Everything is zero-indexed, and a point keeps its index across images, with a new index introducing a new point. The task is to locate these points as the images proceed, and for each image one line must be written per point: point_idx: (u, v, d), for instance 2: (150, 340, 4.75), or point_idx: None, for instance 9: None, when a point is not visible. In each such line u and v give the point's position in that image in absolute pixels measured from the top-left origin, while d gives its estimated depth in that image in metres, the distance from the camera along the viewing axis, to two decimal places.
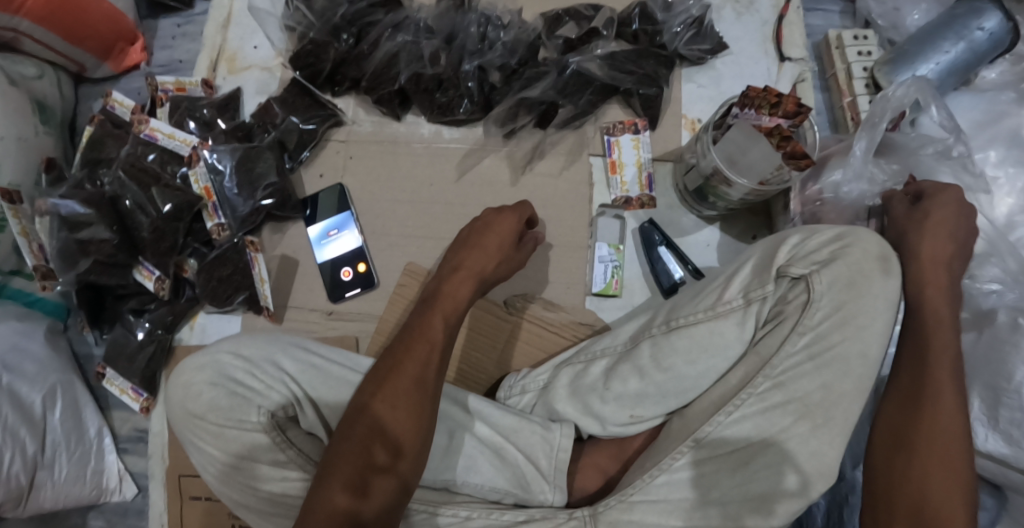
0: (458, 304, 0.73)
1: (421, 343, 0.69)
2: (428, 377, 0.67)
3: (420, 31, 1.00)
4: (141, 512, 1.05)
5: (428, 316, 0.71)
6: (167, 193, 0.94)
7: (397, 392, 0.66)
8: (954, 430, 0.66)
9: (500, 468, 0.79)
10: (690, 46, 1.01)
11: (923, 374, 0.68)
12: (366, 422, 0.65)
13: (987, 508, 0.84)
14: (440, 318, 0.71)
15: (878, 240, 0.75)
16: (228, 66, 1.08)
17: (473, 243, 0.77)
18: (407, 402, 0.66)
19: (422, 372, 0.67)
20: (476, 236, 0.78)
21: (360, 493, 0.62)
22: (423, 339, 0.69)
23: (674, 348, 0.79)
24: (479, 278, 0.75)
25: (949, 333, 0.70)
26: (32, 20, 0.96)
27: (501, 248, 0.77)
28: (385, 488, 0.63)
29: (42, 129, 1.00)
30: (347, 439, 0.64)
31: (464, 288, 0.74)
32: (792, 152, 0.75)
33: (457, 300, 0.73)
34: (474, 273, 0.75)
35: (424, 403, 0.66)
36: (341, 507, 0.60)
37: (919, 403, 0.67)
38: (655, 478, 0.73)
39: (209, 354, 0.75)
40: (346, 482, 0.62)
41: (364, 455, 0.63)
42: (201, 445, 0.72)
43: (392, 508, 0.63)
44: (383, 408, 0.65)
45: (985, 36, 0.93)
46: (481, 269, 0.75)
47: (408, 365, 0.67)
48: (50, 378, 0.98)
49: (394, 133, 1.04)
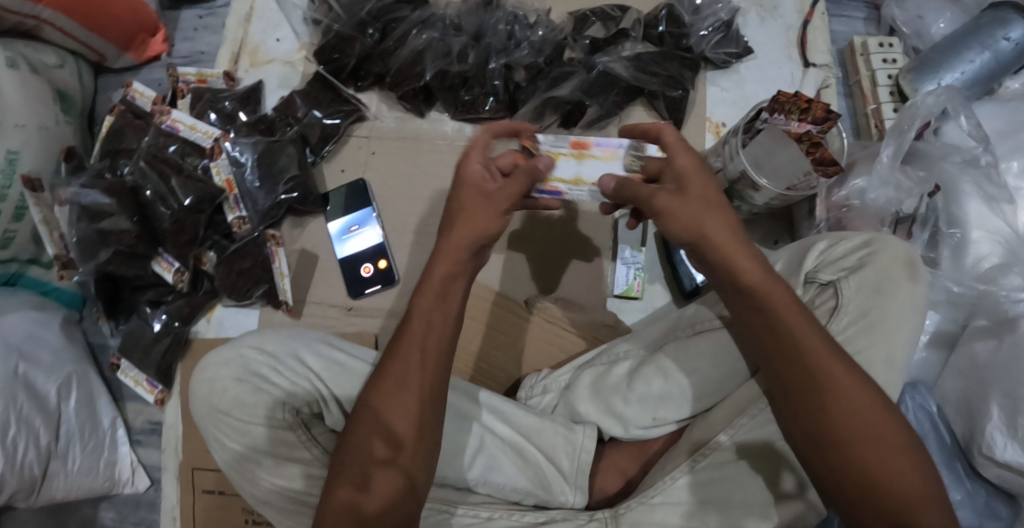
0: (449, 287, 0.65)
1: (414, 335, 0.64)
2: (428, 368, 0.63)
3: (446, 28, 1.00)
4: (153, 504, 1.04)
5: (417, 304, 0.65)
6: (189, 184, 0.93)
7: (394, 385, 0.63)
8: (870, 412, 0.59)
9: (522, 468, 0.78)
10: (717, 49, 1.01)
11: (827, 375, 0.60)
12: (364, 417, 0.64)
13: (1002, 517, 0.83)
14: (423, 311, 0.65)
15: (905, 246, 0.74)
16: (250, 59, 1.08)
17: (457, 212, 0.67)
18: (408, 393, 0.63)
19: (419, 366, 0.63)
20: (458, 203, 0.67)
21: (362, 487, 0.62)
22: (413, 329, 0.64)
23: (699, 351, 0.79)
24: (467, 252, 0.65)
25: (801, 318, 0.62)
26: (55, 9, 0.95)
27: (482, 211, 0.65)
28: (385, 483, 0.61)
29: (63, 118, 0.99)
30: (350, 433, 0.64)
31: (451, 268, 0.65)
32: (821, 159, 0.79)
33: (447, 282, 0.65)
34: (461, 249, 0.65)
35: (424, 393, 0.63)
36: (342, 504, 0.61)
37: (827, 408, 0.60)
38: (677, 479, 0.72)
39: (234, 348, 0.74)
40: (350, 477, 0.62)
41: (363, 451, 0.63)
42: (223, 439, 0.71)
43: (393, 505, 0.61)
44: (377, 404, 0.63)
45: (1011, 46, 0.93)
46: (468, 242, 0.65)
47: (401, 358, 0.64)
48: (65, 368, 0.97)
49: (417, 130, 1.04)
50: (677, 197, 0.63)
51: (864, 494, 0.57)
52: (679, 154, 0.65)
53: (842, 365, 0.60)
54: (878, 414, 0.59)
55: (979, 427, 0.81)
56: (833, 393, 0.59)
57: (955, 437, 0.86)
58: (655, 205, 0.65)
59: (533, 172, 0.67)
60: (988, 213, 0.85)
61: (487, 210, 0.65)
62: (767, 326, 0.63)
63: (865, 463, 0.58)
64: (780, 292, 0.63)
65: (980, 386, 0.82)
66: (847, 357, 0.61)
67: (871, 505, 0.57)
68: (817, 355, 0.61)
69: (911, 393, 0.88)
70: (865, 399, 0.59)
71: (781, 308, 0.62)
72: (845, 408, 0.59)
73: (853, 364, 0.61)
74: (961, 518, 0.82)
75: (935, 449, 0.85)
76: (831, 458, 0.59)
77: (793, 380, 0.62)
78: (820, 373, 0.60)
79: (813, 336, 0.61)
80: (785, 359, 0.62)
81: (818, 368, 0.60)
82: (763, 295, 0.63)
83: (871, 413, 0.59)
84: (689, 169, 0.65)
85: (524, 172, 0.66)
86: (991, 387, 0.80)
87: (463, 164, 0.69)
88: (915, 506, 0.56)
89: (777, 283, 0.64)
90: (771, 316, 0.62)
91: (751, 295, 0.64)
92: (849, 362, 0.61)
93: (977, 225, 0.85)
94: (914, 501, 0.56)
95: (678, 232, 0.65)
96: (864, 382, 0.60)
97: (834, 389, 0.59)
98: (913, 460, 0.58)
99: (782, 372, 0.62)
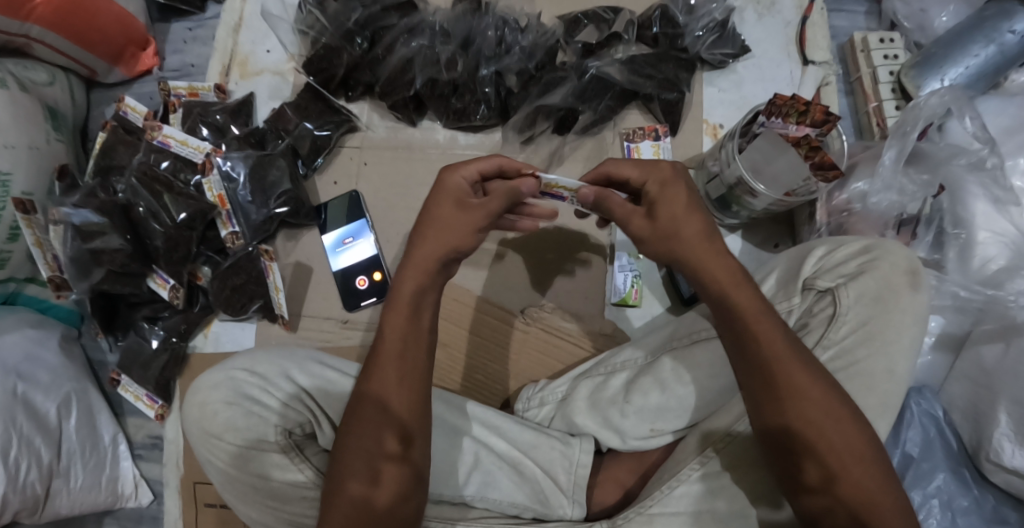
0: (419, 303, 0.65)
1: (388, 353, 0.64)
2: (407, 375, 0.63)
3: (435, 35, 0.98)
4: (156, 518, 1.04)
5: (388, 320, 0.65)
6: (180, 201, 0.93)
7: (384, 382, 0.63)
8: (839, 413, 0.59)
9: (519, 483, 0.76)
10: (712, 49, 0.99)
11: (793, 382, 0.60)
12: (370, 407, 0.62)
13: (1011, 523, 0.81)
14: (394, 328, 0.64)
15: (907, 253, 0.72)
16: (241, 70, 1.07)
17: (427, 222, 0.68)
18: (400, 386, 0.63)
19: (396, 383, 0.63)
20: (431, 210, 0.68)
21: (372, 480, 0.61)
22: (386, 348, 0.64)
23: (697, 363, 0.77)
24: (436, 265, 0.66)
25: (773, 327, 0.62)
26: (42, 26, 0.95)
27: (457, 224, 0.67)
28: (396, 476, 0.61)
29: (54, 136, 0.98)
30: (355, 428, 0.62)
31: (421, 282, 0.66)
32: (820, 163, 0.75)
33: (418, 297, 0.66)
34: (432, 262, 0.66)
35: (416, 394, 0.63)
36: (353, 496, 0.60)
37: (798, 406, 0.60)
38: (673, 489, 0.70)
39: (224, 371, 0.73)
40: (357, 470, 0.61)
41: (373, 446, 0.61)
42: (217, 462, 0.71)
43: (405, 495, 0.61)
44: (381, 394, 0.63)
45: (1016, 39, 0.91)
46: (439, 252, 0.66)
47: (383, 363, 0.63)
48: (64, 386, 0.97)
49: (409, 138, 1.04)
50: (649, 222, 0.66)
51: (853, 490, 0.57)
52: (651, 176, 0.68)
53: (814, 374, 0.60)
54: (840, 428, 0.59)
55: (986, 433, 0.79)
56: (800, 396, 0.60)
57: (962, 442, 0.84)
58: (631, 228, 0.68)
59: (510, 193, 0.67)
60: (995, 215, 0.82)
61: (463, 221, 0.67)
62: (738, 334, 0.62)
63: (837, 471, 0.58)
64: (750, 301, 0.63)
65: (988, 391, 0.80)
66: (817, 369, 0.61)
67: (839, 514, 0.57)
68: (789, 365, 0.60)
69: (915, 399, 0.86)
70: (830, 411, 0.59)
71: (751, 318, 0.62)
72: (805, 419, 0.59)
73: (816, 364, 0.61)
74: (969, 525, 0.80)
75: (942, 456, 0.83)
76: (804, 465, 0.59)
77: (759, 390, 0.61)
78: (786, 384, 0.60)
79: (783, 344, 0.61)
80: (753, 368, 0.61)
81: (783, 379, 0.60)
82: (733, 305, 0.63)
83: (839, 425, 0.59)
84: (662, 195, 0.67)
85: (496, 196, 0.67)
86: (999, 393, 0.78)
87: (448, 174, 0.71)
88: (880, 513, 0.57)
89: (744, 287, 0.64)
90: (743, 325, 0.62)
91: (729, 305, 0.63)
92: (818, 375, 0.61)
93: (983, 226, 0.82)
94: (882, 507, 0.57)
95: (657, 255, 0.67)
96: (830, 395, 0.60)
97: (800, 400, 0.60)
98: (877, 472, 0.58)
99: (750, 378, 0.62)
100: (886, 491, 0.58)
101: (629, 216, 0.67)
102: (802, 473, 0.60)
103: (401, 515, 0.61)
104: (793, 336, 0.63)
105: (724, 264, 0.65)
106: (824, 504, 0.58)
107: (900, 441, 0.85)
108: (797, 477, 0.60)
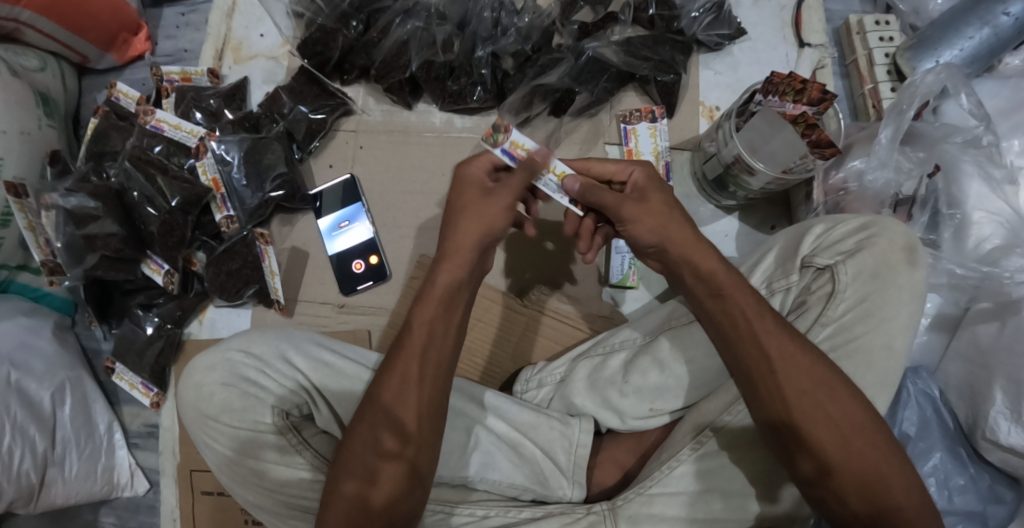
0: (451, 296, 0.64)
1: (415, 348, 0.62)
2: (426, 375, 0.62)
3: (431, 17, 0.99)
4: (152, 507, 1.03)
5: (417, 314, 0.64)
6: (174, 185, 0.91)
7: (405, 386, 0.62)
8: (833, 395, 0.59)
9: (519, 464, 0.75)
10: (708, 31, 1.00)
11: (778, 373, 0.60)
12: (378, 408, 0.62)
13: (1006, 501, 0.82)
14: (424, 320, 0.63)
15: (905, 230, 0.72)
16: (234, 55, 1.06)
17: (462, 214, 0.67)
18: (417, 387, 0.62)
19: (417, 380, 0.62)
20: (462, 202, 0.68)
21: (370, 479, 0.60)
22: (412, 342, 0.63)
23: (696, 340, 0.77)
24: (474, 252, 0.66)
25: (753, 302, 0.64)
26: (33, 11, 0.93)
27: (487, 208, 0.67)
28: (395, 473, 0.60)
29: (45, 122, 0.97)
30: (358, 425, 0.62)
31: (456, 275, 0.65)
32: (816, 140, 0.76)
33: (451, 293, 0.64)
34: (470, 248, 0.66)
35: (431, 396, 0.62)
36: (352, 495, 0.60)
37: (788, 394, 0.60)
38: (673, 470, 0.70)
39: (220, 352, 0.73)
40: (356, 470, 0.61)
41: (374, 444, 0.61)
42: (213, 444, 0.71)
43: (405, 492, 0.61)
44: (396, 394, 0.61)
45: (1010, 22, 0.91)
46: (478, 238, 0.66)
47: (410, 361, 0.62)
48: (58, 374, 0.96)
49: (405, 122, 1.04)
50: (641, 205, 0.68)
51: (856, 478, 0.57)
52: (636, 169, 0.73)
53: (793, 346, 0.61)
54: (831, 398, 0.59)
55: (982, 411, 0.79)
56: (785, 381, 0.60)
57: (958, 421, 0.84)
58: (625, 211, 0.68)
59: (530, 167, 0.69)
60: (990, 194, 0.82)
61: (493, 205, 0.67)
62: (726, 312, 0.64)
63: (832, 454, 0.58)
64: (734, 280, 0.65)
65: (983, 370, 0.80)
66: (799, 344, 0.61)
67: (845, 501, 0.58)
68: (767, 340, 0.61)
69: (912, 379, 0.86)
70: (815, 380, 0.60)
71: (737, 295, 0.64)
72: (797, 391, 0.60)
73: (800, 349, 0.61)
74: (964, 504, 0.81)
75: (938, 435, 0.83)
76: (802, 457, 0.59)
77: (750, 369, 0.61)
78: (765, 362, 0.61)
79: (774, 340, 0.61)
80: (742, 348, 0.62)
81: (767, 362, 0.61)
82: (721, 283, 0.65)
83: (823, 397, 0.59)
84: (647, 183, 0.71)
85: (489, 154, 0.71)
86: (993, 371, 0.78)
87: (468, 166, 0.71)
88: (885, 485, 0.57)
89: (725, 263, 0.66)
90: (730, 304, 0.64)
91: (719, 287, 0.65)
92: (809, 347, 0.61)
93: (976, 206, 0.82)
94: (885, 478, 0.57)
95: (649, 237, 0.69)
96: (815, 363, 0.60)
97: (777, 380, 0.60)
98: (877, 441, 0.59)
99: (742, 357, 0.62)
100: (894, 468, 0.58)
101: (621, 201, 0.69)
102: (797, 465, 0.59)
103: (402, 511, 0.60)
104: (779, 317, 0.63)
105: (706, 248, 0.67)
106: (820, 493, 0.58)
107: (896, 421, 0.84)
108: (795, 470, 0.60)
